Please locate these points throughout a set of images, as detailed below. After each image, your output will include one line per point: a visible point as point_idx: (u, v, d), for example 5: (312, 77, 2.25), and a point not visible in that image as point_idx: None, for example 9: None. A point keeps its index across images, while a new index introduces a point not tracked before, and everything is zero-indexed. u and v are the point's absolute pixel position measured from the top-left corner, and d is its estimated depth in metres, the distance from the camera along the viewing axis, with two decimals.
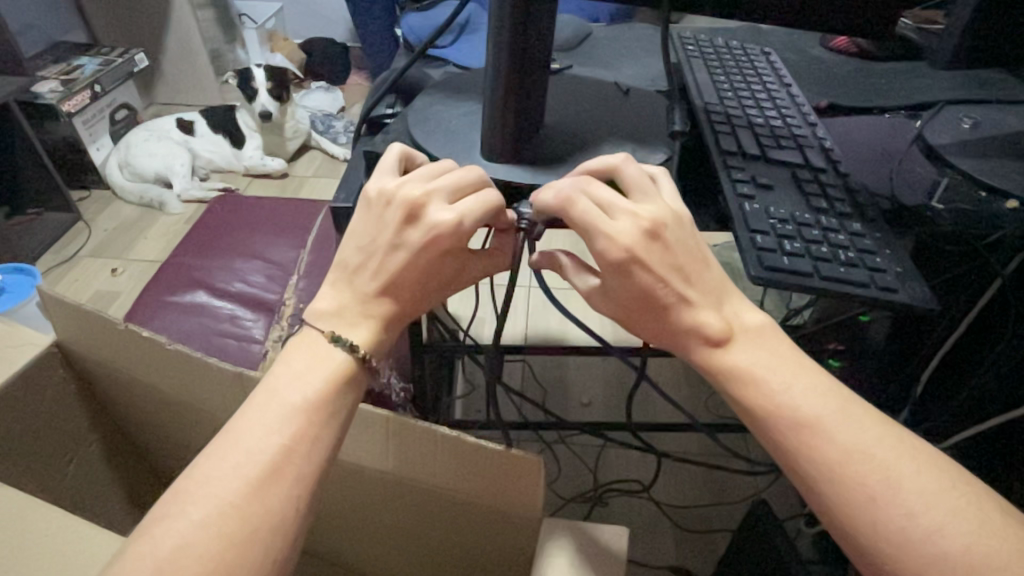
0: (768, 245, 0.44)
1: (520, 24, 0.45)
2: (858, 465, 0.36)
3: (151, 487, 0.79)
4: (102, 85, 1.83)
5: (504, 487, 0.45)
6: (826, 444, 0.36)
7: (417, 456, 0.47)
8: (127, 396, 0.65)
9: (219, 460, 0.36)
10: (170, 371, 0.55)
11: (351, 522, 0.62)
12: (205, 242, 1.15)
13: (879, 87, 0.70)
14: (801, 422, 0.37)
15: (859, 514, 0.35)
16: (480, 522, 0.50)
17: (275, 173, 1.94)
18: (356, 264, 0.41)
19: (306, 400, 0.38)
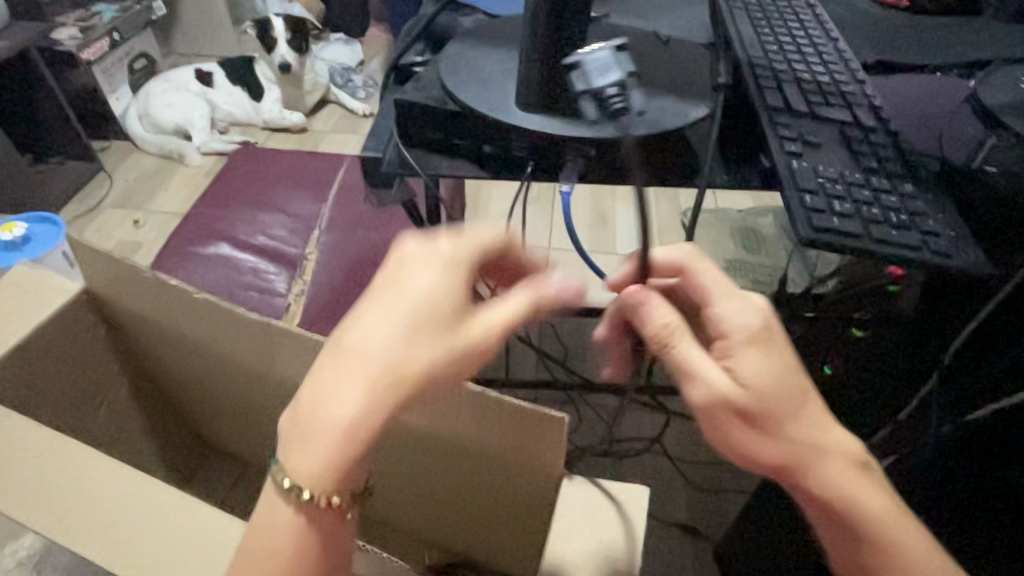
0: (818, 206, 0.43)
1: None
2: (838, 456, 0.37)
3: (180, 431, 0.80)
4: (120, 33, 1.80)
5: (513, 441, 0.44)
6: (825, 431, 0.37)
7: (446, 412, 0.46)
8: (154, 342, 0.65)
9: None
10: (196, 319, 0.55)
11: (372, 467, 0.63)
12: (226, 195, 1.14)
13: (932, 42, 0.66)
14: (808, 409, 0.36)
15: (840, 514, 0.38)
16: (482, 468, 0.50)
17: (294, 126, 1.92)
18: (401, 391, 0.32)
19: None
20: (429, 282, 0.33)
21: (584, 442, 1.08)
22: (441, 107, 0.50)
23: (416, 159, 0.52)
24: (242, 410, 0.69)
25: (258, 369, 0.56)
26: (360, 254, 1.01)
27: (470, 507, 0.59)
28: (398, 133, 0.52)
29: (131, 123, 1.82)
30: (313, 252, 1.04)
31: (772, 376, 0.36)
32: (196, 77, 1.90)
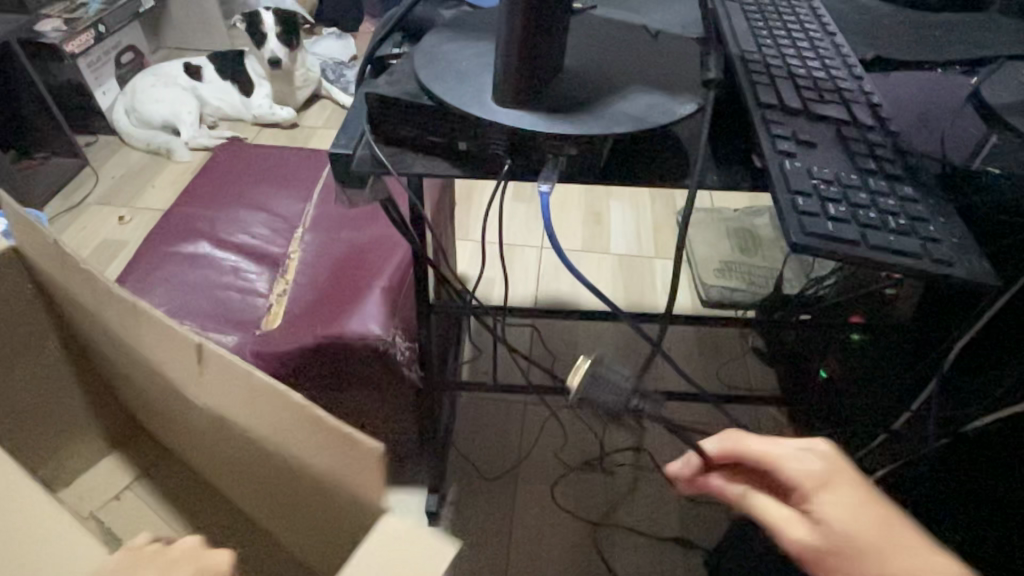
0: (811, 208, 0.40)
1: None
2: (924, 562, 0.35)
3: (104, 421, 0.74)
4: (106, 25, 1.77)
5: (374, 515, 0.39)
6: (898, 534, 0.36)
7: (273, 421, 0.39)
8: (91, 326, 0.58)
9: None
10: (94, 303, 0.50)
11: (246, 481, 0.56)
12: (208, 192, 1.11)
13: (933, 38, 0.64)
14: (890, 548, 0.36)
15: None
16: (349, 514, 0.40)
17: (284, 122, 1.89)
18: None
19: None
20: None
21: (573, 454, 1.05)
22: (414, 100, 0.47)
23: (389, 158, 0.49)
24: (171, 419, 0.62)
25: (136, 356, 0.52)
26: (343, 254, 0.99)
27: (330, 544, 0.50)
28: (370, 128, 0.50)
29: (117, 118, 1.79)
30: (296, 251, 1.02)
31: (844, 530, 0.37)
32: (184, 71, 1.86)
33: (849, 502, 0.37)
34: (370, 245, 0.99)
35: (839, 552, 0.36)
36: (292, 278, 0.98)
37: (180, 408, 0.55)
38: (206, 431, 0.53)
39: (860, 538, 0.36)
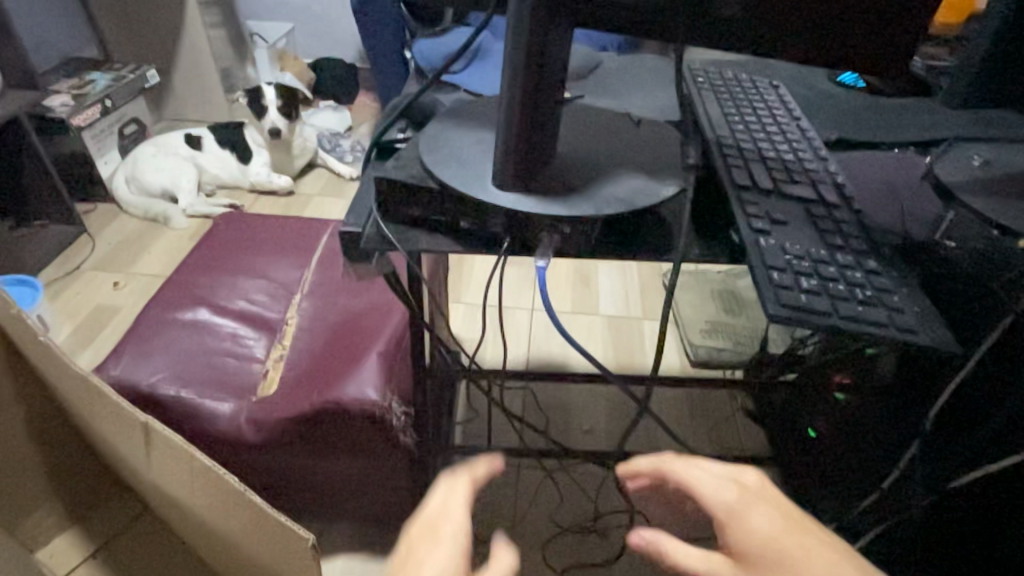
0: (785, 281, 0.44)
1: (536, 57, 0.45)
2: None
3: (86, 486, 0.88)
4: (112, 100, 1.84)
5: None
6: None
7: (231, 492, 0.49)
8: (94, 407, 0.63)
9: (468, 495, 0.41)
10: (80, 389, 0.63)
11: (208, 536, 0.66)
12: (208, 260, 1.14)
13: (889, 122, 0.70)
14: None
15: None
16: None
17: (281, 190, 1.95)
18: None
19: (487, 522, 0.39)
20: None
21: (569, 517, 1.05)
22: (420, 184, 0.52)
23: (396, 235, 0.52)
24: (164, 486, 0.64)
25: (116, 434, 0.64)
26: (340, 321, 1.01)
27: None
28: (377, 207, 0.53)
29: (117, 186, 1.83)
30: (294, 316, 1.05)
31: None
32: (185, 142, 1.93)
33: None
34: (367, 311, 1.01)
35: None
36: (290, 344, 1.00)
37: (183, 480, 0.57)
38: (211, 501, 0.54)
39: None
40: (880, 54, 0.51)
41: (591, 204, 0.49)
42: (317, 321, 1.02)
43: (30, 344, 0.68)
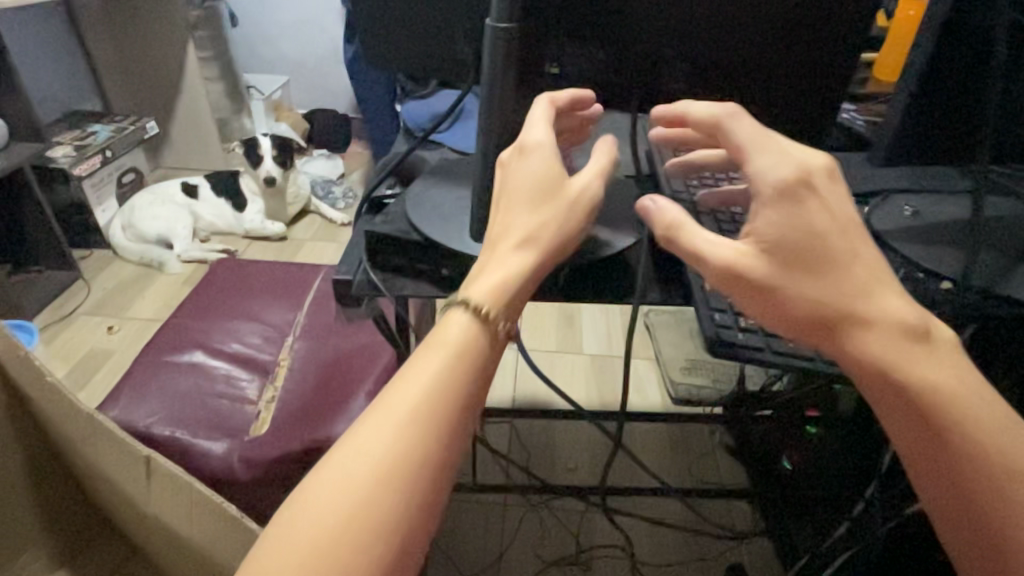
0: (726, 321, 0.50)
1: (506, 128, 0.52)
2: (893, 316, 0.37)
3: (79, 528, 0.90)
4: (113, 151, 1.91)
5: (483, 346, 0.39)
6: (888, 304, 0.37)
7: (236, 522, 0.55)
8: (98, 437, 0.68)
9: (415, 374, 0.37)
10: (88, 426, 0.68)
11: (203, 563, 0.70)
12: (205, 304, 1.20)
13: (833, 175, 0.78)
14: (854, 300, 0.37)
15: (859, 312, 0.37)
16: (376, 427, 0.36)
17: (274, 236, 2.01)
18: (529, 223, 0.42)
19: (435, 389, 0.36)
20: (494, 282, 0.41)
21: (552, 550, 1.08)
22: (405, 237, 0.58)
23: (383, 282, 0.58)
24: (162, 517, 0.68)
25: (121, 466, 0.69)
26: (330, 362, 1.05)
27: None
28: (366, 257, 0.59)
29: (114, 233, 1.89)
30: (286, 358, 1.09)
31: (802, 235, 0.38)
32: (182, 190, 2.00)
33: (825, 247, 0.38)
34: (356, 353, 1.06)
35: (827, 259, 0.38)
36: (281, 385, 1.04)
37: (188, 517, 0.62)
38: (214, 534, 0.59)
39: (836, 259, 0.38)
40: (803, 118, 0.59)
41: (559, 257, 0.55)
42: (308, 363, 1.06)
43: (37, 385, 0.72)
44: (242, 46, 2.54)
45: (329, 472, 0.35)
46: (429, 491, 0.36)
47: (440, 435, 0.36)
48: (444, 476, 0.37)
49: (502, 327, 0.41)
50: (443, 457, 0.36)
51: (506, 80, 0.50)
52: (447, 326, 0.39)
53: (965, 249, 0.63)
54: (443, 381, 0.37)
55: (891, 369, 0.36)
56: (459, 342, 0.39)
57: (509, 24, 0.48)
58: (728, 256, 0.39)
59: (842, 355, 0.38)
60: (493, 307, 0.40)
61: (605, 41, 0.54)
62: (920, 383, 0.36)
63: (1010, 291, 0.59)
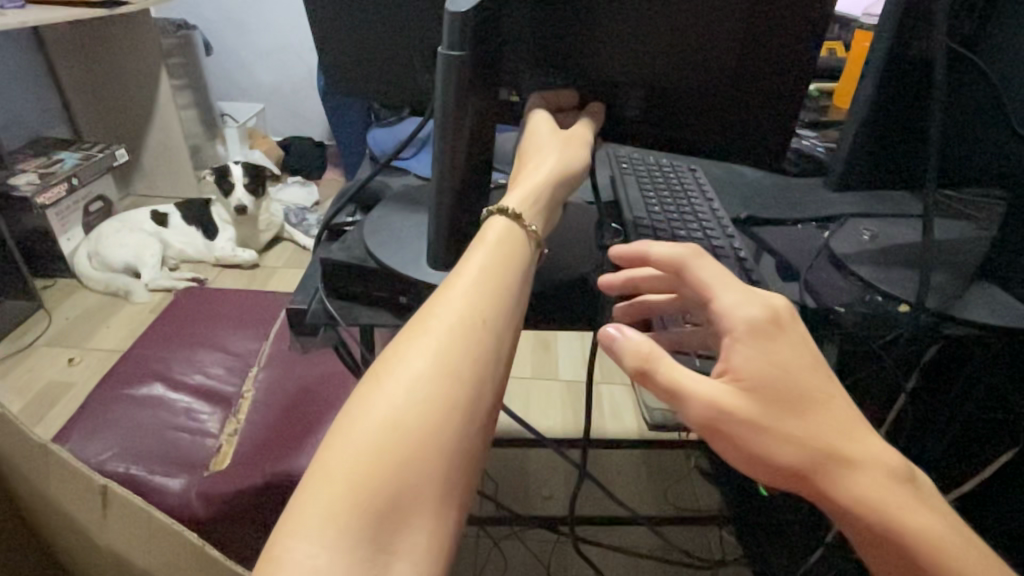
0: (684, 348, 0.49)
1: (459, 155, 0.51)
2: (871, 459, 0.32)
3: None
4: (79, 178, 1.88)
5: (522, 253, 0.43)
6: (882, 458, 0.32)
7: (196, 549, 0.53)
8: (39, 483, 0.65)
9: (386, 387, 0.35)
10: (28, 464, 0.65)
11: None
12: (167, 335, 1.17)
13: (793, 200, 0.79)
14: (846, 445, 0.32)
15: (834, 451, 0.31)
16: (432, 332, 0.37)
17: (245, 263, 1.98)
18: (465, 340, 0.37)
19: (408, 402, 0.34)
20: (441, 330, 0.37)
21: None
22: (360, 266, 0.56)
23: (339, 310, 0.57)
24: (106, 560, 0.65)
25: (63, 507, 0.65)
26: (295, 394, 1.03)
27: None
28: (323, 285, 0.58)
29: (79, 262, 1.85)
30: (249, 390, 1.06)
31: (776, 366, 0.33)
32: (150, 218, 1.96)
33: (790, 361, 0.34)
34: (321, 383, 1.03)
35: (800, 390, 0.33)
36: (244, 418, 1.01)
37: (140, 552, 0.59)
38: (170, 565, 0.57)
39: (803, 378, 0.33)
40: (753, 138, 0.59)
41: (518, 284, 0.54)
42: (272, 394, 1.03)
43: None
44: (217, 75, 2.54)
45: (390, 377, 0.35)
46: (486, 394, 0.37)
47: (494, 338, 0.37)
48: (497, 381, 0.38)
49: (535, 227, 0.45)
50: (495, 361, 0.38)
51: (459, 106, 0.50)
52: (488, 230, 0.44)
53: (919, 270, 0.64)
54: (490, 285, 0.40)
55: (893, 535, 0.30)
56: (499, 245, 0.42)
57: (460, 51, 0.48)
58: (711, 394, 0.33)
59: (833, 503, 0.31)
60: (526, 212, 0.45)
61: (558, 68, 0.55)
62: (928, 551, 0.30)
63: (966, 313, 0.59)
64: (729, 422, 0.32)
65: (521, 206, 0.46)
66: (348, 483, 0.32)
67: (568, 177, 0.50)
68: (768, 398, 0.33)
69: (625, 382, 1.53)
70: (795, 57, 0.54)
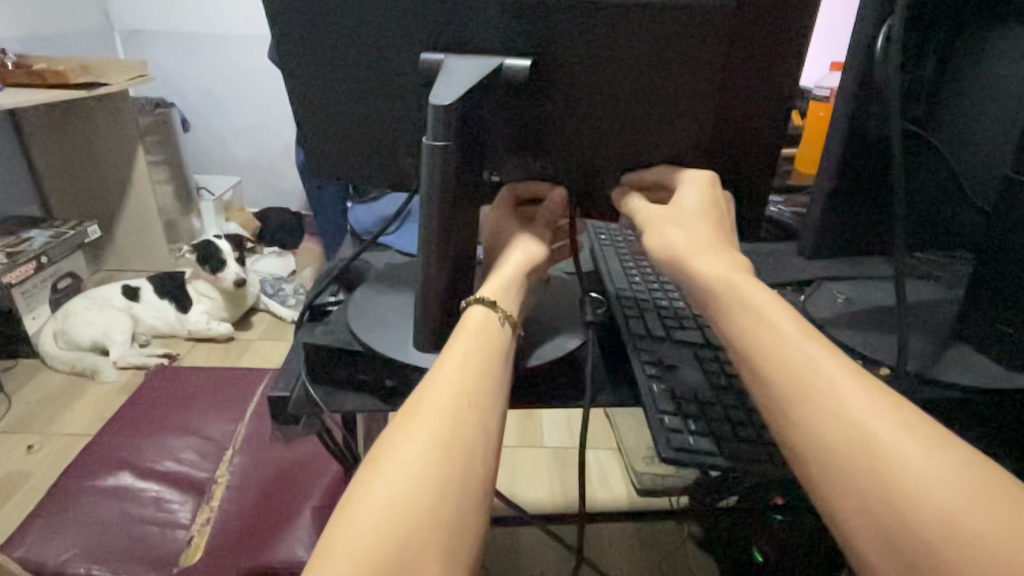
0: (675, 425, 0.49)
1: (444, 237, 0.52)
2: (788, 339, 0.41)
3: None
4: (49, 257, 1.84)
5: (497, 339, 0.47)
6: (833, 364, 0.39)
7: None
8: None
9: (384, 469, 0.37)
10: None
11: None
12: (136, 423, 1.15)
13: (767, 265, 0.82)
14: (778, 321, 0.42)
15: (759, 328, 0.42)
16: (422, 417, 0.39)
17: (220, 336, 1.93)
18: (479, 395, 0.41)
19: (405, 479, 0.37)
20: (432, 404, 0.40)
21: None
22: (347, 349, 0.56)
23: (323, 396, 0.55)
24: None
25: None
26: (273, 475, 0.99)
27: None
28: (305, 370, 0.56)
29: (44, 341, 1.79)
30: (224, 475, 1.02)
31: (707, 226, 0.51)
32: (122, 293, 1.92)
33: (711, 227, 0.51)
34: (299, 465, 1.01)
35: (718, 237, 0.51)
36: (218, 504, 0.96)
37: None
38: None
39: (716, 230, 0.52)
40: None
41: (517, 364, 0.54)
42: (248, 478, 1.00)
43: None
44: (194, 151, 2.57)
45: (385, 464, 0.37)
46: (476, 474, 0.38)
47: (479, 415, 0.40)
48: (488, 463, 0.40)
49: (510, 316, 0.50)
50: (484, 443, 0.40)
51: (445, 191, 0.51)
52: (467, 318, 0.48)
53: (895, 333, 0.66)
54: (474, 373, 0.43)
55: (815, 416, 0.37)
56: (478, 333, 0.46)
57: (445, 142, 0.50)
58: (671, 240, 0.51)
59: (772, 386, 0.40)
60: (499, 299, 0.51)
61: (538, 153, 0.57)
62: (857, 438, 0.35)
63: (945, 375, 0.60)
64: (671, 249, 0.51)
65: (496, 294, 0.51)
66: (352, 567, 0.34)
67: (533, 265, 0.56)
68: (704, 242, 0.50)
69: (612, 447, 1.51)
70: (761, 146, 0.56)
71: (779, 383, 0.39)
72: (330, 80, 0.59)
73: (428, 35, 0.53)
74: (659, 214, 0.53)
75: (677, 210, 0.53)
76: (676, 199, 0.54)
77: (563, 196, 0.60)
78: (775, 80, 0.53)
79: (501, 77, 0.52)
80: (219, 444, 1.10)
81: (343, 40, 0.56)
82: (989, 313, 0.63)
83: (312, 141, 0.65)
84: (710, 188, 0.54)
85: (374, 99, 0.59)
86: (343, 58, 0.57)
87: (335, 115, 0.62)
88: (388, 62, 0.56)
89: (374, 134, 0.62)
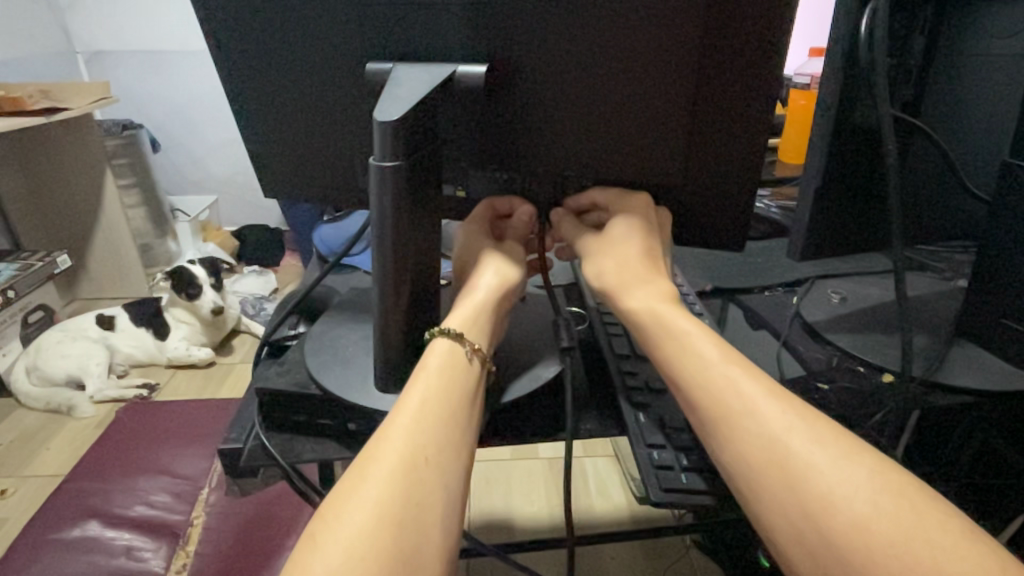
0: (665, 461, 0.46)
1: (401, 265, 0.48)
2: (703, 362, 0.41)
3: None
4: (16, 289, 1.77)
5: (465, 381, 0.43)
6: (752, 385, 0.39)
7: None
8: None
9: (328, 543, 0.33)
10: None
11: None
12: (108, 465, 1.10)
13: (753, 266, 0.78)
14: (698, 343, 0.42)
15: (683, 349, 0.42)
16: (371, 480, 0.35)
17: (201, 362, 1.87)
18: (435, 452, 0.37)
19: (347, 557, 0.33)
20: (386, 461, 0.36)
21: None
22: (303, 392, 0.51)
23: (279, 446, 0.50)
24: None
25: None
26: (252, 513, 0.97)
27: None
28: (260, 419, 0.52)
29: (17, 379, 1.72)
30: (199, 516, 0.98)
31: (633, 253, 0.49)
32: (96, 324, 1.86)
33: (635, 251, 0.49)
34: (277, 501, 0.99)
35: (635, 260, 0.49)
36: (195, 550, 0.92)
37: None
38: None
39: (635, 253, 0.49)
40: (709, 224, 0.56)
41: (490, 401, 0.49)
42: (224, 518, 0.96)
43: None
44: (167, 171, 2.50)
45: (324, 539, 0.34)
46: (435, 542, 0.35)
47: (438, 478, 0.36)
48: (446, 532, 0.36)
49: (480, 351, 0.45)
50: (444, 506, 0.36)
51: (401, 215, 0.46)
52: (429, 357, 0.43)
53: (896, 335, 0.62)
54: (436, 420, 0.39)
55: (735, 441, 0.37)
56: (442, 374, 0.42)
57: (394, 161, 0.45)
58: (602, 266, 0.50)
59: (695, 408, 0.40)
60: (471, 333, 0.46)
61: (499, 163, 0.53)
62: (772, 454, 0.36)
63: (952, 379, 0.56)
64: (609, 275, 0.50)
65: (463, 326, 0.46)
66: None
67: (507, 294, 0.51)
68: (646, 260, 0.49)
69: (609, 454, 1.47)
70: (747, 158, 0.50)
71: (698, 403, 0.40)
72: (271, 97, 0.54)
73: (373, 44, 0.49)
74: (587, 241, 0.52)
75: (608, 241, 0.51)
76: (607, 228, 0.51)
77: (530, 214, 0.54)
78: (761, 88, 0.46)
79: (454, 86, 0.47)
80: (194, 484, 1.06)
81: (278, 55, 0.51)
82: (997, 310, 0.58)
83: (260, 165, 0.60)
84: (641, 222, 0.50)
85: (319, 115, 0.54)
86: (283, 74, 0.52)
87: (282, 135, 0.57)
88: (331, 73, 0.51)
89: (324, 154, 0.57)
